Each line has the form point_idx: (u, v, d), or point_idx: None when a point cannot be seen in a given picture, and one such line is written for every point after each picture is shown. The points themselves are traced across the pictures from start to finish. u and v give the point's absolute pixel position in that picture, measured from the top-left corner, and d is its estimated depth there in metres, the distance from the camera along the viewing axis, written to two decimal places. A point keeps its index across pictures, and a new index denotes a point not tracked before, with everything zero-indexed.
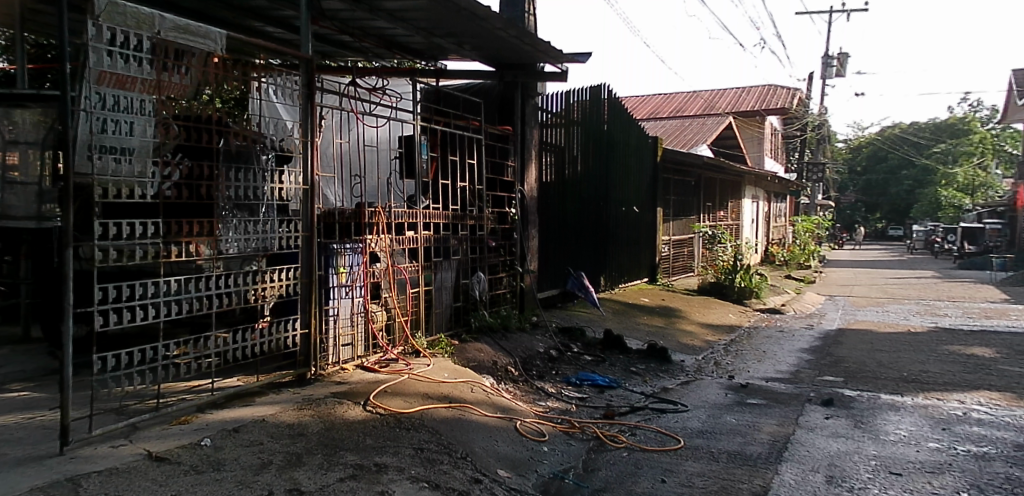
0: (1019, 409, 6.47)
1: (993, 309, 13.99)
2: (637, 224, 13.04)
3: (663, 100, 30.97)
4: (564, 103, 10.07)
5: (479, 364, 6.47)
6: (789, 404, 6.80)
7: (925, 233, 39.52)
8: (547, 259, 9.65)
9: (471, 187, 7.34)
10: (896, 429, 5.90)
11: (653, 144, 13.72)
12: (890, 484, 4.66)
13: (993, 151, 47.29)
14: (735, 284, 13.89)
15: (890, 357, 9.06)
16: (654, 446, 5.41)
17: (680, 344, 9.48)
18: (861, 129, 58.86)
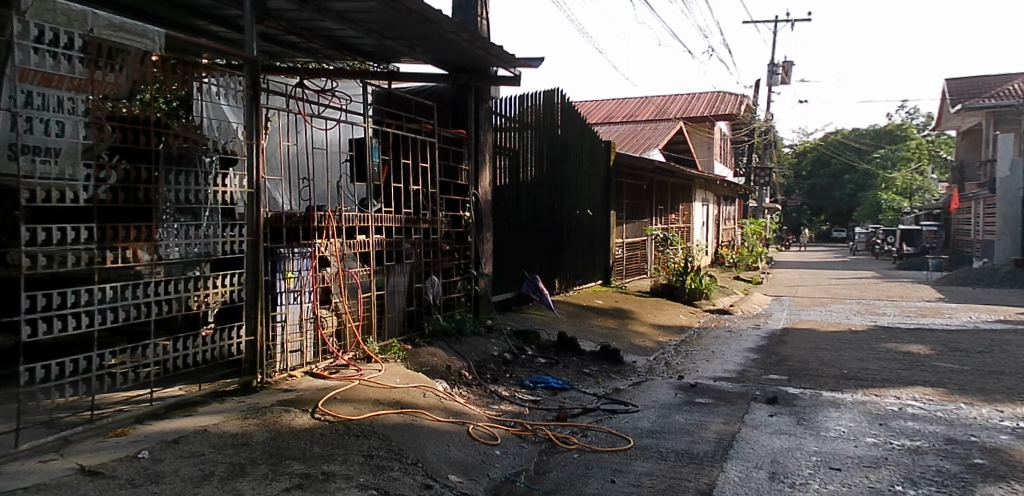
0: (951, 404, 6.74)
1: (929, 308, 14.53)
2: (591, 228, 13.15)
3: (616, 105, 31.38)
4: (518, 107, 10.10)
5: (432, 369, 6.44)
6: (736, 402, 6.94)
7: (866, 234, 40.90)
8: (502, 263, 9.64)
9: (424, 191, 7.28)
10: (835, 425, 6.08)
11: (607, 148, 13.83)
12: (829, 479, 4.79)
13: (928, 157, 49.27)
14: (686, 285, 14.14)
15: (832, 355, 9.34)
16: (606, 447, 5.46)
17: (632, 346, 9.60)
18: (806, 134, 60.58)
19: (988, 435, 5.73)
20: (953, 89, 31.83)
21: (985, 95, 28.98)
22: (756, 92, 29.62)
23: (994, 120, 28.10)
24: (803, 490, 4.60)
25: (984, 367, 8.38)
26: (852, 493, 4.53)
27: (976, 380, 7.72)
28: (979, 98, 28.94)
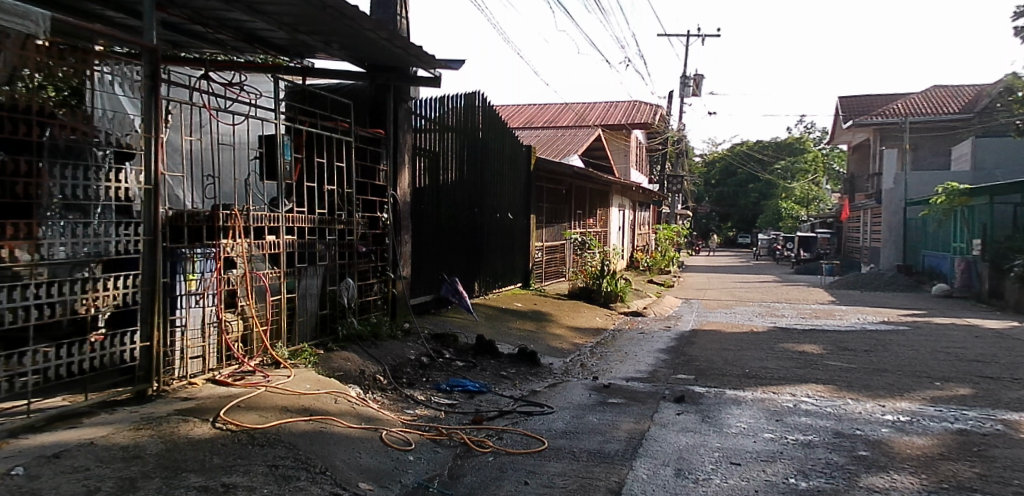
0: (840, 400, 7.14)
1: (823, 310, 15.38)
2: (511, 231, 13.22)
3: (537, 110, 31.76)
4: (438, 108, 10.06)
5: (345, 374, 6.30)
6: (646, 401, 7.13)
7: (768, 240, 42.93)
8: (420, 265, 9.57)
9: (340, 191, 7.14)
10: (737, 422, 6.34)
11: (528, 152, 13.96)
12: (730, 474, 4.99)
13: (822, 169, 52.35)
14: (602, 288, 14.44)
15: (736, 355, 9.73)
16: (520, 449, 5.50)
17: (549, 347, 9.71)
18: (715, 144, 63.10)
19: (873, 429, 6.11)
20: (846, 106, 33.86)
21: (873, 113, 31.00)
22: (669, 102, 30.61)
23: (881, 136, 30.06)
24: (707, 485, 4.77)
25: (870, 365, 8.94)
26: (750, 486, 4.73)
27: (863, 377, 8.22)
28: (868, 115, 30.93)
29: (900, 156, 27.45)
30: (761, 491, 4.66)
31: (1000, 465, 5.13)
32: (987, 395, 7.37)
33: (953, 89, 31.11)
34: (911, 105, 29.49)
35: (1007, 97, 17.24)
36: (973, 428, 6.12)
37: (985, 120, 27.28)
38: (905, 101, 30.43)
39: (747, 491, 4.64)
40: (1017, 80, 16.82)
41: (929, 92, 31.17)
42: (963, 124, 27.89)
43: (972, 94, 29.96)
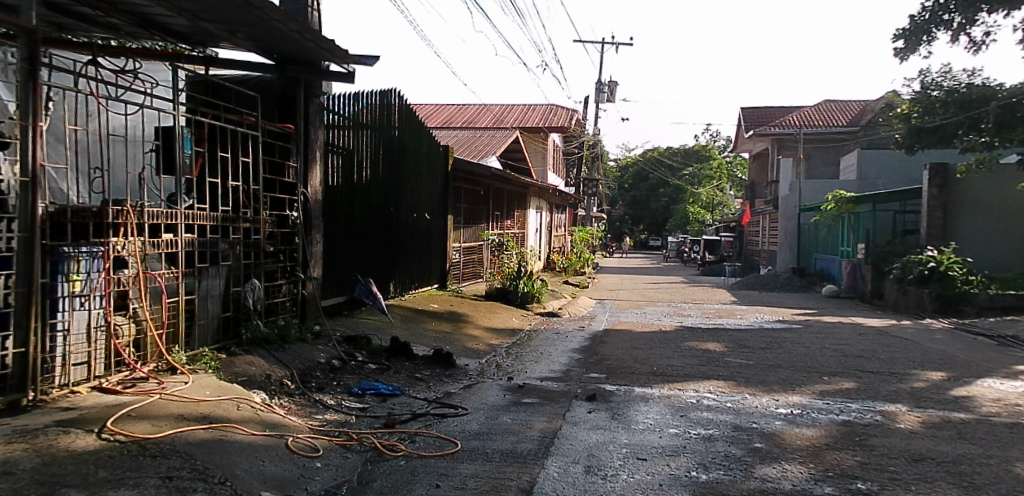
0: (739, 395, 7.45)
1: (726, 310, 16.01)
2: (428, 232, 13.09)
3: (456, 110, 31.74)
4: (352, 105, 9.85)
5: (249, 379, 6.09)
6: (560, 400, 7.22)
7: (677, 243, 44.40)
8: (333, 266, 9.33)
9: (246, 187, 6.88)
10: (644, 418, 6.50)
11: (445, 152, 13.88)
12: (637, 469, 5.12)
13: (727, 176, 54.62)
14: (519, 289, 14.52)
15: (644, 354, 9.98)
16: (433, 451, 5.46)
17: (464, 349, 9.68)
18: (628, 150, 64.85)
19: (769, 421, 6.40)
20: (747, 116, 35.39)
21: (772, 124, 32.57)
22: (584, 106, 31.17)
23: (779, 146, 31.62)
24: (615, 480, 4.87)
25: (768, 361, 9.37)
26: (656, 481, 4.85)
27: (761, 373, 8.60)
28: (767, 126, 32.45)
29: (795, 167, 29.00)
30: (665, 484, 4.78)
31: (879, 453, 5.47)
32: (869, 388, 7.85)
33: (841, 103, 33.08)
34: (805, 118, 31.19)
35: (891, 112, 18.36)
36: (856, 419, 6.51)
37: (869, 133, 29.24)
38: (800, 113, 32.14)
39: (652, 486, 4.76)
40: (898, 97, 17.94)
41: (821, 106, 33.03)
42: (850, 137, 29.78)
43: (858, 109, 31.91)
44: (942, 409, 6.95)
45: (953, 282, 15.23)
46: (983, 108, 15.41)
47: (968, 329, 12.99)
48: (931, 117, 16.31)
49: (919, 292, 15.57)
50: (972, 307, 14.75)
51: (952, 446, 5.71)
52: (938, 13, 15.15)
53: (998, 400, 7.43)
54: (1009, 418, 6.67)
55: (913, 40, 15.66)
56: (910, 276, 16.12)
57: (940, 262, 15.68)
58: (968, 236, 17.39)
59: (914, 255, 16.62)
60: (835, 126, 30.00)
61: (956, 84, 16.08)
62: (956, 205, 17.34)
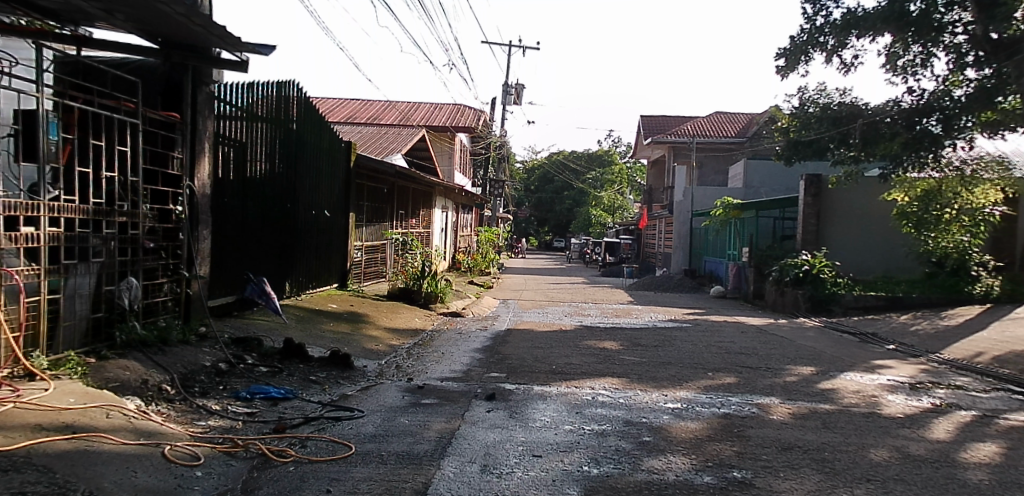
0: (632, 391, 7.62)
1: (623, 310, 16.41)
2: (327, 229, 12.70)
3: (360, 106, 31.13)
4: (246, 95, 9.41)
5: (122, 384, 5.68)
6: (459, 400, 7.15)
7: (579, 244, 45.33)
8: (223, 264, 8.90)
9: (122, 178, 6.43)
10: (541, 416, 6.54)
11: (347, 149, 13.51)
12: (531, 466, 5.12)
13: (627, 181, 56.18)
14: (423, 289, 14.34)
15: (544, 353, 10.06)
16: (325, 456, 5.27)
17: (363, 350, 9.43)
18: (535, 152, 65.69)
19: (658, 416, 6.57)
20: (645, 123, 36.54)
21: (669, 132, 33.75)
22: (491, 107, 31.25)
23: (674, 153, 32.81)
24: (510, 478, 4.85)
25: (660, 358, 9.66)
26: (549, 477, 4.86)
27: (654, 370, 8.84)
28: (663, 134, 33.65)
29: (687, 174, 30.25)
30: (558, 480, 4.80)
31: (753, 443, 5.72)
32: (747, 383, 8.21)
33: (732, 115, 34.71)
34: (699, 128, 32.54)
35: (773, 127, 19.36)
36: (735, 411, 6.80)
37: (755, 145, 30.91)
38: (693, 123, 33.51)
39: (546, 482, 4.77)
40: (779, 111, 18.92)
41: (713, 117, 34.52)
42: (738, 148, 31.33)
43: (746, 121, 33.56)
44: (810, 401, 7.35)
45: (823, 283, 16.18)
46: (850, 124, 16.27)
47: (836, 327, 13.88)
48: (807, 132, 17.37)
49: (795, 294, 16.54)
50: (839, 307, 15.76)
51: (818, 435, 6.04)
52: (814, 34, 16.25)
53: (858, 392, 7.95)
54: (867, 408, 7.14)
55: (792, 60, 16.71)
56: (786, 278, 17.03)
57: (813, 264, 16.64)
58: (843, 242, 18.52)
59: (791, 258, 17.53)
60: (724, 137, 31.49)
61: (828, 101, 17.11)
62: (830, 214, 18.48)
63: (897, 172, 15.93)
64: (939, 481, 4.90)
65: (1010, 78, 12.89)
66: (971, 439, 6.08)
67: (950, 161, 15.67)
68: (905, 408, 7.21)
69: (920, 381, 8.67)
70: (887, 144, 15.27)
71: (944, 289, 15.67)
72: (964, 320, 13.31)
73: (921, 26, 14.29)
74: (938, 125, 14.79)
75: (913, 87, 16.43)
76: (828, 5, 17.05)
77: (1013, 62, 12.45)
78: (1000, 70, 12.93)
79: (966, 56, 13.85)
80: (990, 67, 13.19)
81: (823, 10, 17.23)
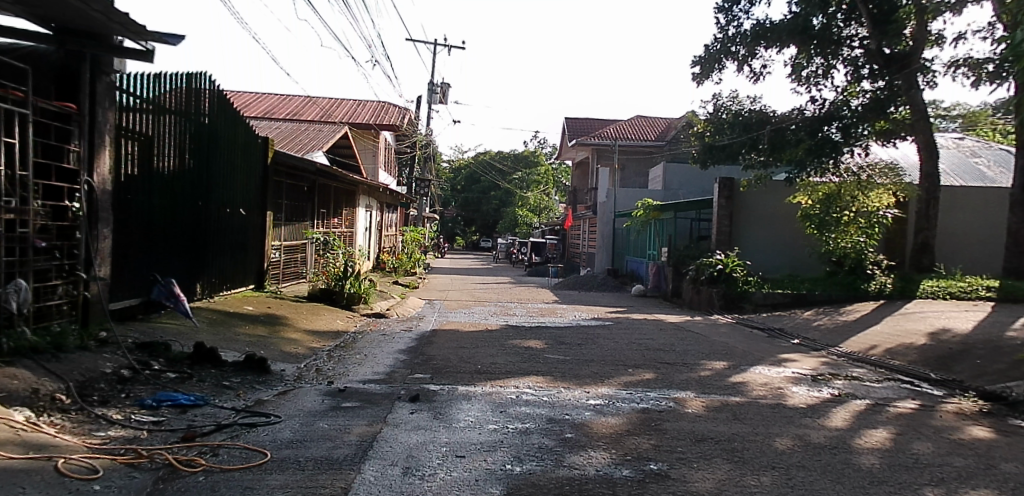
0: (556, 389, 7.63)
1: (547, 308, 16.53)
2: (242, 228, 12.23)
3: (279, 101, 30.30)
4: (153, 87, 8.95)
5: (11, 395, 5.28)
6: (381, 403, 6.98)
7: (505, 244, 45.48)
8: (127, 264, 8.41)
9: (9, 172, 5.99)
10: (465, 416, 6.45)
11: (264, 145, 13.06)
12: (454, 466, 5.03)
13: (553, 182, 56.69)
14: (345, 290, 13.99)
15: (469, 353, 9.98)
16: (237, 464, 5.03)
17: (280, 353, 9.11)
18: (461, 152, 65.55)
19: (580, 412, 6.60)
20: (570, 125, 36.97)
21: (592, 134, 34.28)
22: (416, 105, 30.96)
23: (597, 155, 33.33)
24: (432, 480, 4.74)
25: (583, 356, 9.73)
26: (472, 477, 4.79)
27: (578, 368, 8.90)
28: (587, 136, 34.14)
29: (610, 176, 30.77)
30: (481, 480, 4.74)
31: (670, 436, 5.81)
32: (665, 377, 8.37)
33: (653, 119, 35.57)
34: (622, 131, 33.19)
35: (690, 130, 20.03)
36: (654, 406, 6.91)
37: (674, 148, 31.76)
38: (616, 126, 34.15)
39: (468, 482, 4.69)
40: (694, 116, 19.65)
41: (634, 120, 35.29)
42: (658, 151, 32.14)
43: (665, 124, 34.47)
44: (722, 394, 7.56)
45: (736, 281, 16.75)
46: (760, 130, 17.52)
47: (747, 323, 14.38)
48: (721, 136, 18.28)
49: (710, 291, 17.05)
50: (750, 304, 16.27)
51: (729, 426, 6.20)
52: (727, 44, 16.98)
53: (765, 384, 8.23)
54: (776, 400, 7.40)
55: (707, 67, 17.33)
56: (702, 276, 17.57)
57: (726, 264, 17.17)
58: (756, 242, 19.19)
59: (707, 258, 18.07)
60: (644, 140, 32.23)
61: (740, 108, 18.10)
62: (743, 215, 19.12)
63: (799, 177, 17.32)
64: (836, 466, 5.11)
65: (903, 90, 16.20)
66: (866, 425, 6.38)
67: (848, 167, 17.57)
68: (809, 398, 7.51)
69: (821, 373, 9.05)
70: (793, 149, 16.81)
71: (842, 286, 16.17)
72: (861, 315, 14.04)
73: (823, 39, 16.13)
74: (838, 133, 16.84)
75: (816, 97, 17.31)
76: (740, 15, 17.79)
77: (905, 77, 15.92)
78: (893, 83, 16.20)
79: (864, 70, 16.54)
80: (884, 81, 16.29)
81: (735, 19, 17.91)
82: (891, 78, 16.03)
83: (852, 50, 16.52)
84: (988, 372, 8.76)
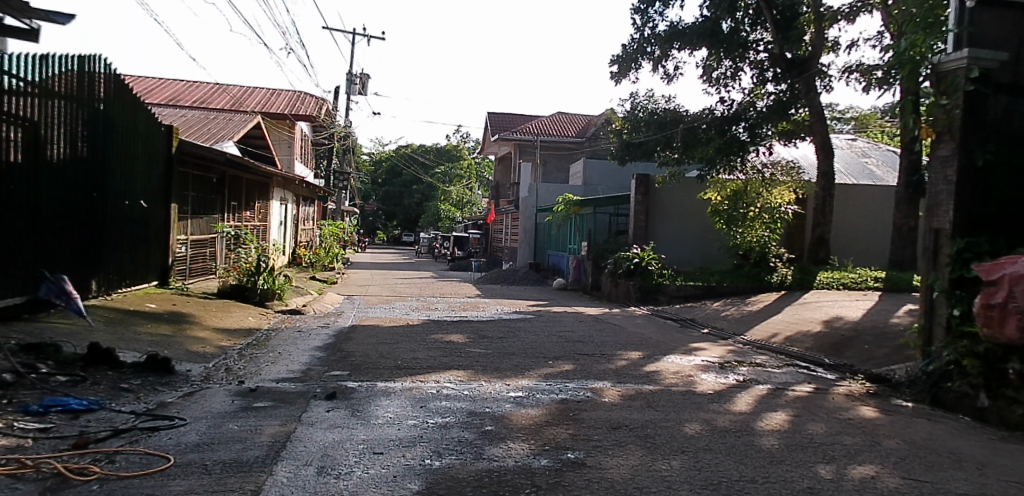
0: (477, 382, 7.57)
1: (469, 302, 16.47)
2: (144, 221, 11.60)
3: (185, 88, 29.02)
4: (39, 70, 8.34)
5: None
6: (295, 402, 6.74)
7: (428, 239, 45.14)
8: (10, 260, 7.82)
9: None
10: (384, 412, 6.30)
11: (167, 133, 12.41)
12: (371, 463, 4.89)
13: (476, 176, 56.65)
14: (257, 286, 13.53)
15: (388, 349, 9.79)
16: (137, 470, 4.74)
17: (186, 353, 8.69)
18: (382, 144, 64.58)
19: (501, 405, 6.56)
20: (493, 120, 36.93)
21: (515, 129, 34.40)
22: (333, 96, 30.23)
23: (520, 150, 33.46)
24: (348, 478, 4.59)
25: (504, 349, 9.72)
26: (390, 473, 4.66)
27: (498, 361, 8.87)
28: (509, 132, 34.20)
29: (532, 171, 30.96)
30: (399, 476, 4.62)
31: (587, 425, 5.85)
32: (583, 368, 8.44)
33: (574, 115, 35.99)
34: (543, 127, 33.42)
35: (609, 126, 20.33)
36: (572, 396, 6.95)
37: (594, 144, 32.22)
38: (537, 121, 34.38)
39: (386, 478, 4.57)
40: (614, 113, 20.02)
41: (556, 116, 35.63)
42: (579, 147, 32.59)
43: (585, 121, 34.92)
44: (637, 383, 7.68)
45: (651, 274, 17.10)
46: (673, 129, 18.04)
47: (662, 314, 14.75)
48: (637, 134, 18.71)
49: (626, 284, 17.38)
50: (664, 295, 16.69)
51: (643, 414, 6.30)
52: (643, 44, 17.28)
53: (677, 372, 8.42)
54: (686, 387, 7.59)
55: (624, 66, 17.60)
56: (620, 270, 17.82)
57: (642, 257, 17.51)
58: (671, 236, 19.68)
59: (625, 251, 18.40)
60: (565, 136, 32.58)
61: (655, 107, 18.54)
62: (659, 210, 19.57)
63: (711, 174, 18.16)
64: (739, 449, 5.26)
65: (802, 93, 16.87)
66: (766, 408, 6.62)
67: (753, 165, 18.22)
68: (717, 385, 7.74)
69: (727, 360, 9.35)
70: (704, 147, 17.63)
71: (747, 278, 16.81)
72: (764, 305, 14.63)
73: (731, 42, 16.60)
74: (745, 133, 17.58)
75: (725, 97, 17.91)
76: (655, 17, 18.18)
77: (804, 81, 16.64)
78: (793, 86, 16.93)
79: (768, 73, 17.25)
80: (786, 84, 17.03)
81: (650, 20, 18.29)
82: (792, 81, 16.77)
83: (757, 53, 17.21)
84: (874, 356, 9.26)
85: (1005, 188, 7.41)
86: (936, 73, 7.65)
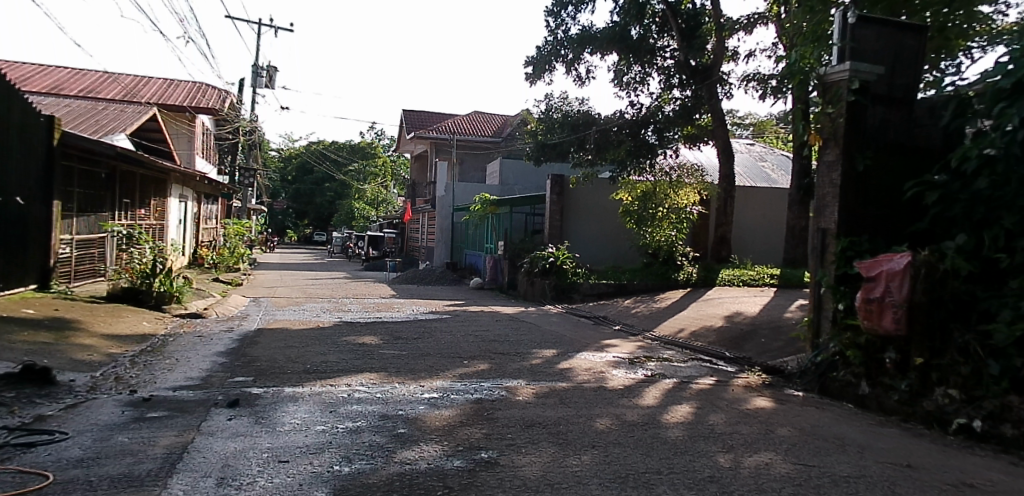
0: (389, 385, 7.38)
1: (383, 303, 16.16)
2: (20, 218, 10.74)
3: (72, 77, 27.27)
4: None
5: None
6: (193, 411, 6.37)
7: (341, 238, 44.16)
8: None
9: None
10: (291, 419, 6.04)
11: (48, 124, 11.50)
12: (275, 473, 4.65)
13: (391, 173, 55.84)
14: (153, 289, 12.82)
15: (297, 352, 9.45)
16: (11, 490, 4.34)
17: (70, 361, 8.09)
18: (292, 141, 62.69)
19: (413, 407, 6.41)
20: (408, 118, 36.47)
21: (430, 128, 34.08)
22: (238, 90, 29.06)
23: (435, 149, 33.18)
24: (250, 489, 4.35)
25: (418, 350, 9.54)
26: (295, 482, 4.45)
27: (411, 362, 8.69)
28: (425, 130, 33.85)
29: (448, 170, 30.80)
30: (305, 484, 4.42)
31: (500, 424, 5.78)
32: (498, 368, 8.39)
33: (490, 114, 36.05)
34: (459, 126, 33.28)
35: (524, 126, 20.38)
36: (486, 396, 6.87)
37: (509, 144, 32.40)
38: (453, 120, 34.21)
39: (291, 488, 4.35)
40: (529, 115, 20.20)
41: (471, 115, 35.56)
42: (494, 147, 32.68)
43: (501, 121, 35.05)
44: (550, 380, 7.68)
45: (566, 273, 17.26)
46: (586, 131, 18.45)
47: (574, 312, 14.92)
48: (552, 135, 18.98)
49: (542, 283, 17.44)
50: (578, 293, 16.88)
51: (556, 410, 6.31)
52: (556, 47, 17.46)
53: (588, 368, 8.49)
54: (596, 383, 7.66)
55: (538, 67, 17.74)
56: (535, 269, 17.84)
57: (557, 257, 17.61)
58: (585, 236, 19.95)
59: (540, 251, 18.40)
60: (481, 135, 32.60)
61: (569, 108, 18.78)
62: (574, 210, 19.81)
63: (621, 175, 18.54)
64: (646, 441, 5.32)
65: (705, 100, 17.37)
66: (671, 401, 6.76)
67: (661, 168, 18.70)
68: (626, 380, 7.84)
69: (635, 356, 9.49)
70: (615, 149, 17.99)
71: (655, 275, 17.20)
72: (671, 302, 15.03)
73: (640, 48, 17.03)
74: (654, 136, 18.12)
75: (634, 101, 18.30)
76: (568, 20, 18.38)
77: (707, 88, 17.17)
78: (697, 92, 17.39)
79: (674, 79, 17.58)
80: (690, 90, 17.43)
81: (563, 24, 18.48)
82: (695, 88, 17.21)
83: (665, 60, 17.54)
84: (769, 348, 9.65)
85: (883, 192, 7.84)
86: (822, 84, 8.00)
